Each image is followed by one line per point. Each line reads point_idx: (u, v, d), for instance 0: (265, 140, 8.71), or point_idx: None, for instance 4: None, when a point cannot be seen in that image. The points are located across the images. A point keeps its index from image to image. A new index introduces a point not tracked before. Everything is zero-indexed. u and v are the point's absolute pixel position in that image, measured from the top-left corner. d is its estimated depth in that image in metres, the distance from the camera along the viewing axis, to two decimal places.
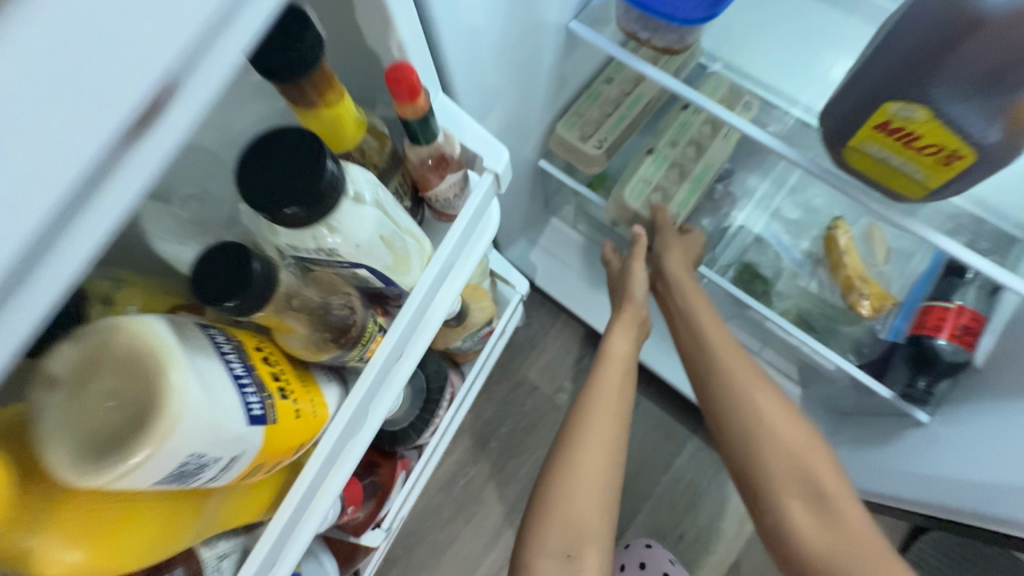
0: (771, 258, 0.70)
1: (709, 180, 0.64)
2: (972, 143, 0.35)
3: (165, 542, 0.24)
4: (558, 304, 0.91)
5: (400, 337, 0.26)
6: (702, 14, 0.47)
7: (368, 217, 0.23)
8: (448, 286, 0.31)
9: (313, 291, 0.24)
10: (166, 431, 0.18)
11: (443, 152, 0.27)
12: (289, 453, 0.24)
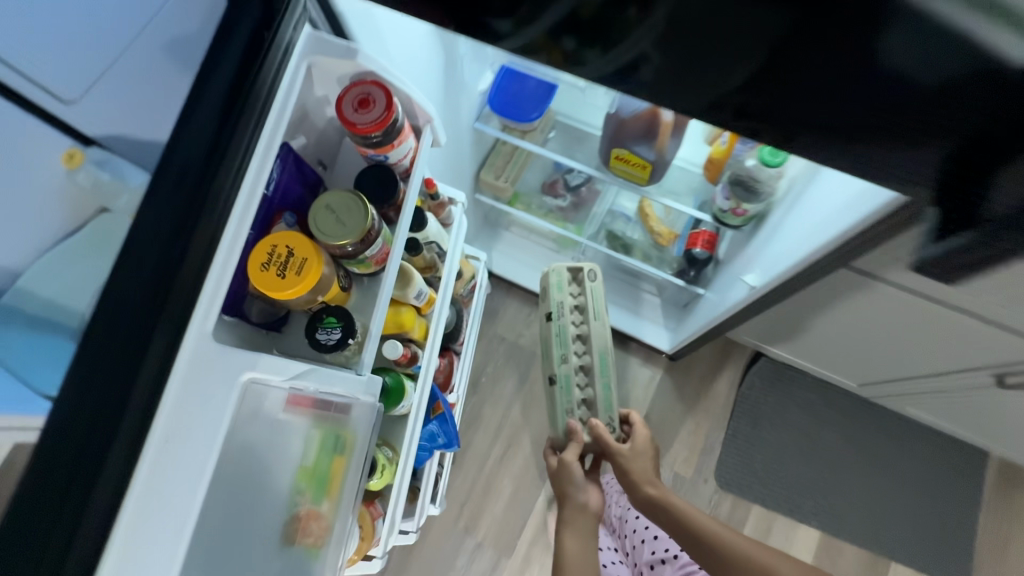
0: (620, 224, 1.21)
1: (610, 356, 1.09)
2: (647, 159, 0.86)
3: (414, 325, 0.69)
4: (507, 282, 1.41)
5: (449, 266, 0.76)
6: (535, 114, 0.95)
7: (434, 227, 0.71)
8: (456, 250, 0.79)
9: (427, 254, 0.70)
10: (414, 278, 0.65)
11: (443, 202, 0.74)
12: (430, 307, 0.72)
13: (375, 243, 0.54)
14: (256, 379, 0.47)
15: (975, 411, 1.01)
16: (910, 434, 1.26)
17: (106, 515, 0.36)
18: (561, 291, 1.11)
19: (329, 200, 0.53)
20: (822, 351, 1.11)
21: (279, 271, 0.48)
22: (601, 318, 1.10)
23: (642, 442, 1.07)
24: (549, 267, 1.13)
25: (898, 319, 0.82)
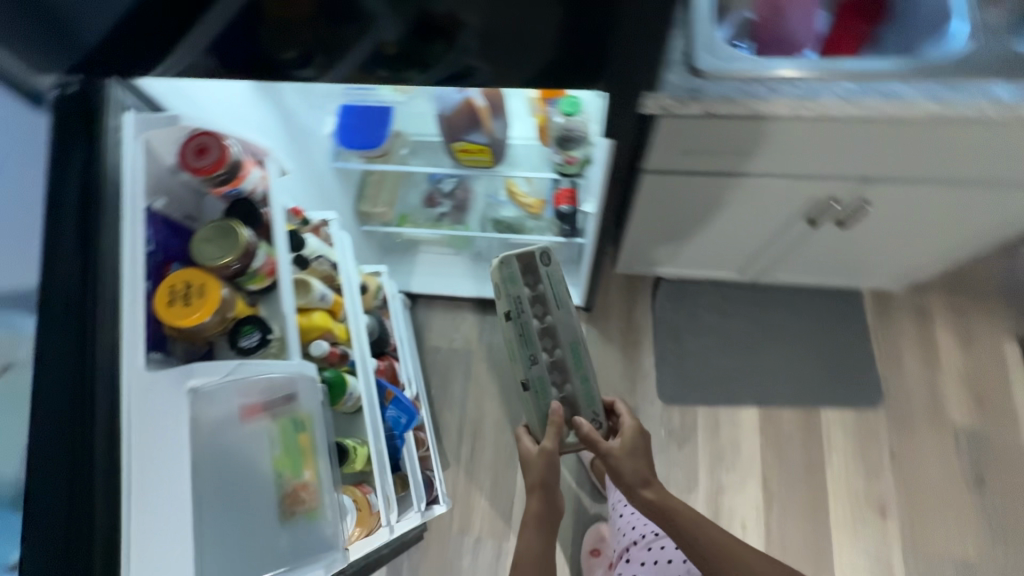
0: (498, 209, 1.35)
1: (583, 347, 1.05)
2: (483, 144, 1.00)
3: (332, 325, 0.83)
4: (425, 297, 1.54)
5: (347, 270, 0.89)
6: (380, 139, 1.06)
7: (315, 244, 0.85)
8: (348, 257, 0.90)
9: (321, 267, 0.85)
10: (311, 283, 0.80)
11: (318, 225, 0.89)
12: (343, 309, 0.86)
13: (259, 255, 0.66)
14: (197, 388, 0.58)
15: (828, 257, 1.20)
16: (801, 300, 1.45)
17: (108, 534, 0.51)
18: (516, 287, 1.03)
19: (202, 237, 0.65)
20: (702, 256, 1.27)
21: (183, 300, 0.61)
22: (565, 306, 1.04)
23: (635, 438, 1.03)
24: (492, 263, 1.03)
25: (724, 202, 0.99)
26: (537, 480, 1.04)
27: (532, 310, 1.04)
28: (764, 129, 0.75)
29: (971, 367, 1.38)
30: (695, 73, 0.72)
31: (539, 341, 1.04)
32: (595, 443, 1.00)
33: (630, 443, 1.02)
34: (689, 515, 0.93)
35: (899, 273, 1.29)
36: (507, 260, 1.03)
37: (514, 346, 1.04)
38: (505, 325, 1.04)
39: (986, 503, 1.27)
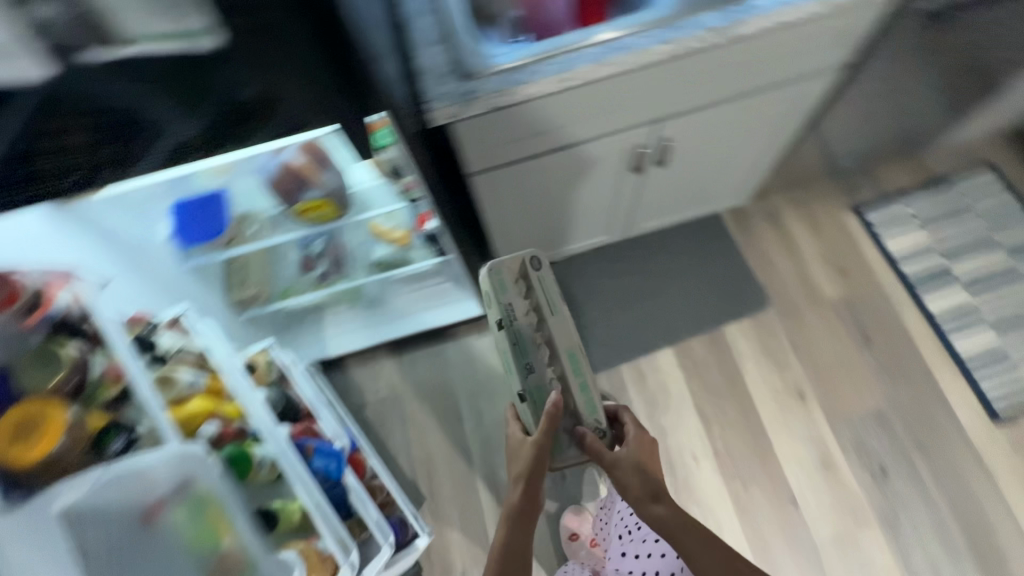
0: (371, 252, 1.37)
1: (581, 354, 0.89)
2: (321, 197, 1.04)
3: (215, 404, 0.86)
4: (337, 360, 1.55)
5: (218, 348, 0.89)
6: (220, 227, 1.05)
7: (170, 338, 0.86)
8: (216, 341, 0.90)
9: (186, 355, 0.87)
10: (173, 375, 0.84)
11: (172, 318, 0.88)
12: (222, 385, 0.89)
13: (98, 364, 0.72)
14: (69, 506, 0.58)
15: (674, 195, 1.32)
16: (673, 238, 1.59)
17: None
18: (506, 295, 0.91)
19: (29, 373, 0.69)
20: (571, 230, 1.35)
21: (25, 435, 0.63)
22: (560, 312, 0.90)
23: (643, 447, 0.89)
24: (478, 271, 0.91)
25: (558, 177, 1.07)
26: (523, 483, 0.86)
27: (524, 317, 0.90)
28: (550, 105, 0.83)
29: (826, 247, 1.56)
30: (467, 78, 0.79)
31: (535, 350, 0.91)
32: (594, 450, 0.86)
33: (637, 455, 0.87)
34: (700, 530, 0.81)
35: (739, 188, 1.44)
36: (495, 268, 0.90)
37: (509, 357, 0.91)
38: (500, 335, 0.91)
39: (874, 356, 1.43)
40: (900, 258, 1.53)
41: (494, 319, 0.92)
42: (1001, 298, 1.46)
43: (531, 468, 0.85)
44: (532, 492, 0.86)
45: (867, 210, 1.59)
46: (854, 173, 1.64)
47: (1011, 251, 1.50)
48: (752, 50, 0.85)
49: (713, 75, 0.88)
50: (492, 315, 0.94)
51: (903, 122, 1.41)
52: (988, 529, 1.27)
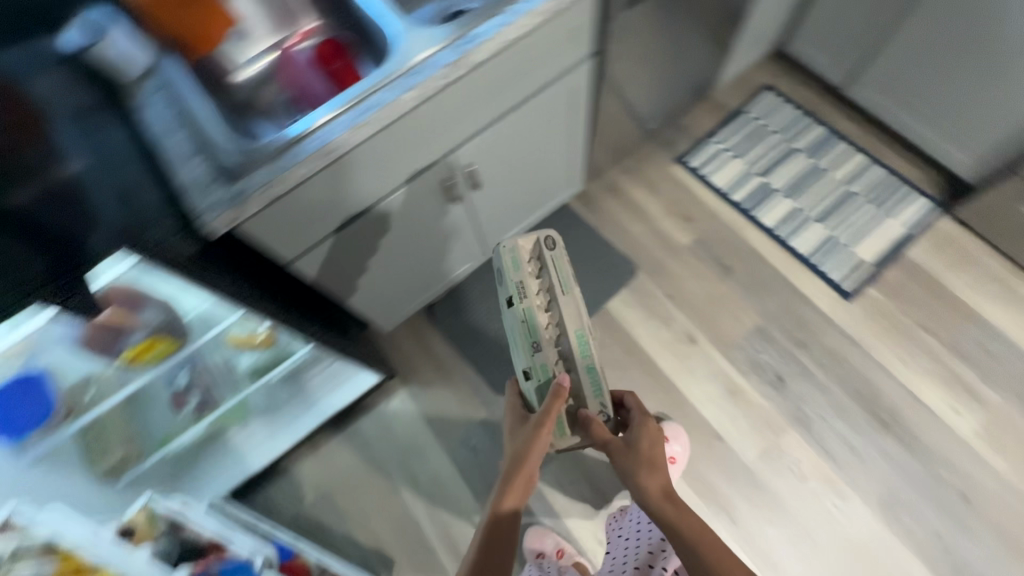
0: (244, 361, 1.27)
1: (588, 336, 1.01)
2: (149, 335, 1.01)
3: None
4: (251, 481, 1.47)
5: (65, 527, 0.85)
6: (47, 407, 0.97)
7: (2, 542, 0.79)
8: (63, 521, 0.85)
9: (28, 552, 0.81)
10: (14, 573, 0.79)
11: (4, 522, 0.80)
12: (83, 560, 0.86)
13: None
14: None
15: (509, 204, 1.39)
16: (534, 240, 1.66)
17: None
18: (518, 272, 1.02)
19: None
20: (432, 266, 1.37)
21: None
22: (570, 294, 1.03)
23: (648, 440, 1.00)
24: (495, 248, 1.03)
25: (385, 231, 1.10)
26: (524, 460, 0.89)
27: (536, 296, 1.02)
28: (328, 175, 0.86)
29: (666, 201, 1.70)
30: (233, 180, 0.78)
31: (543, 327, 1.03)
32: (599, 433, 0.99)
33: (642, 449, 0.98)
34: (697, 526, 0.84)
35: (570, 174, 1.53)
36: (511, 246, 1.02)
37: (519, 333, 1.03)
38: (512, 311, 1.03)
39: (736, 280, 1.57)
40: (728, 189, 1.69)
41: (505, 301, 1.04)
42: (815, 194, 1.65)
43: (535, 446, 0.90)
44: (532, 470, 0.90)
45: (688, 158, 1.75)
46: (666, 131, 1.80)
47: (809, 152, 1.71)
48: (491, 69, 0.93)
49: (470, 97, 0.95)
50: (504, 290, 1.05)
51: (682, 77, 1.56)
52: (874, 392, 1.42)
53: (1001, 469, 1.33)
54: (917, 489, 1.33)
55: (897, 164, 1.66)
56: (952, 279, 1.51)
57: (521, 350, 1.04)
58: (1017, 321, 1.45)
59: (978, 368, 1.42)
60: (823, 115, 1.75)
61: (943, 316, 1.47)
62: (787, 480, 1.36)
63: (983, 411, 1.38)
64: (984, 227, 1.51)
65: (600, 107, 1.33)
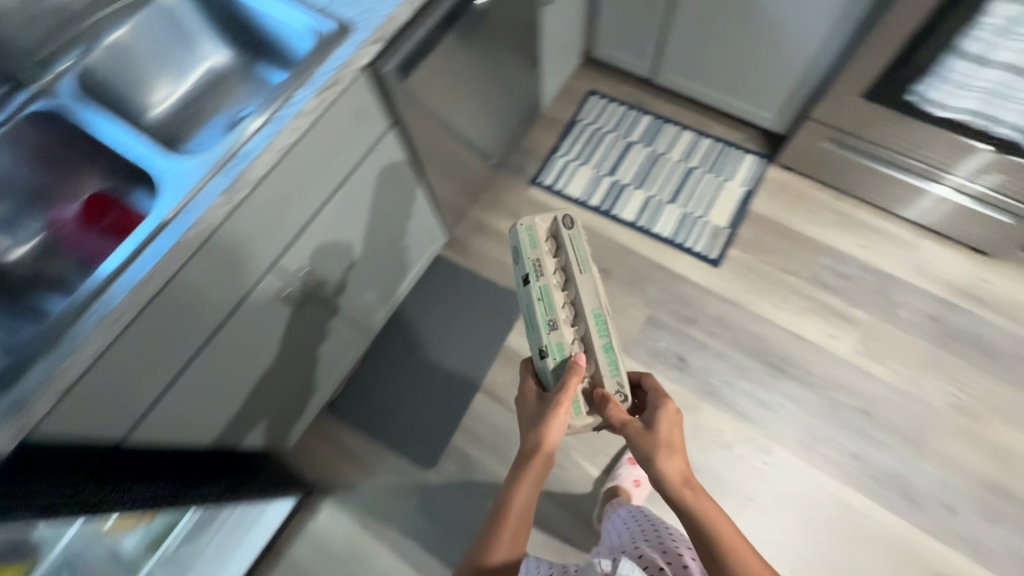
0: (129, 547, 1.09)
1: (605, 315, 1.02)
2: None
3: None
4: None
5: None
6: None
7: None
8: None
9: None
10: None
11: None
12: None
13: None
14: None
15: (366, 284, 1.35)
16: (418, 302, 1.66)
17: None
18: (535, 250, 1.03)
19: None
20: (305, 378, 1.30)
21: None
22: (588, 273, 1.04)
23: (667, 421, 0.94)
24: (513, 225, 1.04)
25: (225, 367, 1.02)
26: (540, 442, 0.90)
27: (552, 274, 1.03)
28: (132, 336, 0.79)
29: None
30: (3, 394, 0.69)
31: (559, 306, 1.03)
32: (615, 413, 0.96)
33: (661, 433, 0.92)
34: (717, 517, 0.80)
35: (427, 230, 1.53)
36: (530, 222, 1.04)
37: (535, 311, 1.02)
38: (527, 289, 1.03)
39: (616, 279, 1.63)
40: (585, 196, 1.76)
41: (519, 281, 1.05)
42: (659, 179, 1.75)
43: (551, 425, 0.92)
44: (549, 449, 0.91)
45: (542, 178, 1.80)
46: (515, 158, 1.85)
47: (645, 142, 1.82)
48: (283, 174, 0.90)
49: (274, 207, 0.92)
50: (519, 269, 1.06)
51: (506, 110, 1.61)
52: (764, 344, 1.51)
53: (886, 376, 1.45)
54: (825, 421, 1.42)
55: (721, 131, 1.79)
56: (795, 220, 1.64)
57: (534, 329, 1.03)
58: (856, 240, 1.60)
59: (840, 293, 1.55)
60: (646, 106, 1.87)
61: (798, 256, 1.60)
62: (715, 454, 1.41)
63: (855, 331, 1.50)
64: (804, 167, 1.67)
65: (427, 167, 1.33)
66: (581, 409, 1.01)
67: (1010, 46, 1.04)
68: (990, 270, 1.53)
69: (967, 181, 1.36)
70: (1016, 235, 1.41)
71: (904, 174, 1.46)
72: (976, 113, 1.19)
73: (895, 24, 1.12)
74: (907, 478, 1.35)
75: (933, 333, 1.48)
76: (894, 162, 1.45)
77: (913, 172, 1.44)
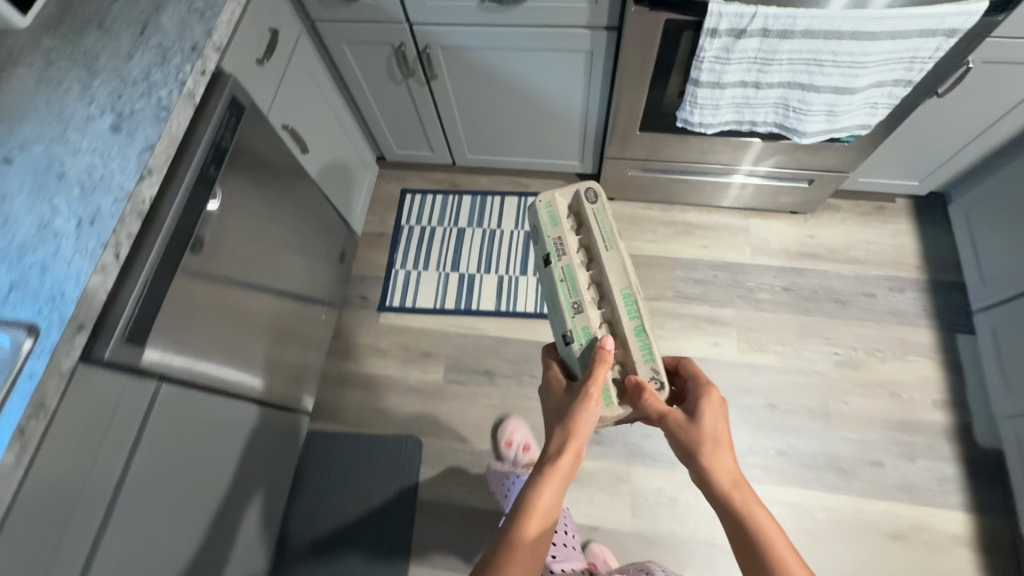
0: None
1: (634, 293, 0.91)
2: None
3: None
4: None
5: None
6: None
7: None
8: None
9: None
10: None
11: None
12: None
13: None
14: None
15: (226, 529, 1.12)
16: (310, 493, 1.45)
17: None
18: (555, 228, 0.95)
19: None
20: None
21: None
22: (615, 250, 0.93)
23: (712, 412, 0.84)
24: (531, 203, 0.96)
25: None
26: (569, 439, 0.79)
27: (574, 252, 0.95)
28: None
29: (399, 353, 1.59)
30: None
31: (584, 286, 0.94)
32: (652, 403, 0.85)
33: (705, 427, 0.82)
34: (765, 522, 0.71)
35: (277, 423, 1.32)
36: (549, 199, 0.95)
37: (557, 293, 0.94)
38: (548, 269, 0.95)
39: (502, 376, 1.54)
40: (439, 302, 1.64)
41: (540, 265, 0.97)
42: (503, 257, 1.69)
43: (582, 417, 0.82)
44: (579, 444, 0.80)
45: (389, 300, 1.66)
46: (353, 291, 1.69)
47: (474, 224, 1.75)
48: (18, 537, 0.68)
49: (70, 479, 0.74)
50: (540, 250, 0.98)
51: (318, 257, 1.45)
52: None
53: (775, 363, 1.48)
54: (745, 431, 1.41)
55: (541, 186, 1.78)
56: (640, 245, 1.65)
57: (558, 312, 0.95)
58: (697, 244, 1.65)
59: (705, 300, 1.57)
60: (462, 186, 1.81)
61: (655, 279, 1.61)
62: (665, 514, 1.35)
63: (732, 331, 1.53)
64: (625, 195, 1.69)
65: (240, 378, 1.13)
66: (612, 398, 0.90)
67: (737, 63, 1.04)
68: (811, 225, 1.64)
69: (754, 167, 1.44)
70: (817, 193, 1.53)
71: (706, 175, 1.52)
72: (737, 122, 1.20)
73: (635, 58, 1.13)
74: (832, 451, 1.37)
75: (794, 303, 1.55)
76: (694, 170, 1.50)
77: (712, 172, 1.50)
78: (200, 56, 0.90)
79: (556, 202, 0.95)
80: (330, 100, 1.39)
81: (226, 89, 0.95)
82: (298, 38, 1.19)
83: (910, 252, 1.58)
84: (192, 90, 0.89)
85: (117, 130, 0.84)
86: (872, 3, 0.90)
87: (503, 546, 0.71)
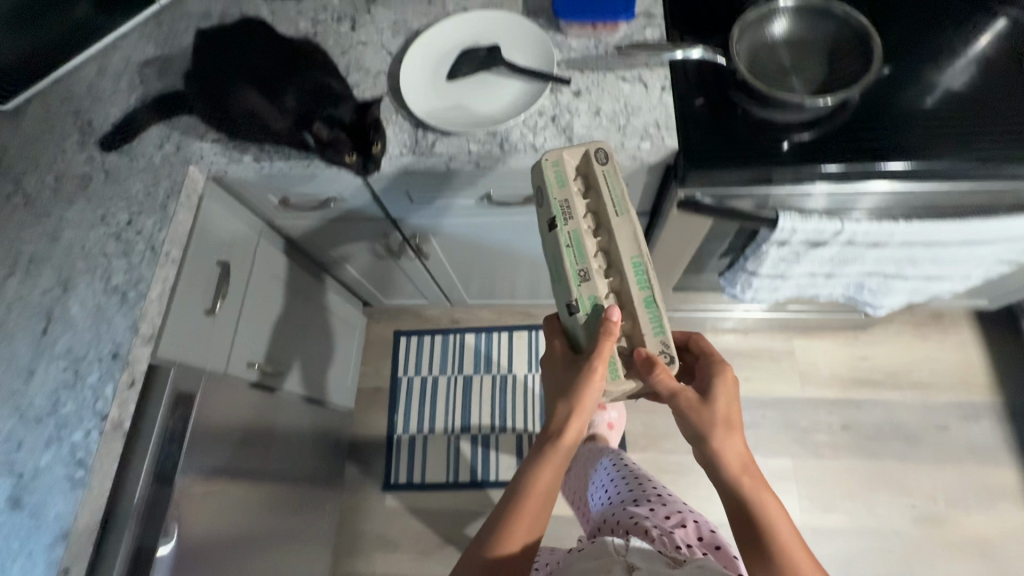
0: None
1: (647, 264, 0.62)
2: None
3: None
4: None
5: None
6: None
7: None
8: None
9: None
10: None
11: None
12: None
13: None
14: None
15: None
16: None
17: None
18: (560, 189, 0.64)
19: None
20: None
21: None
22: (627, 214, 0.64)
23: (725, 391, 0.65)
24: (533, 160, 0.66)
25: None
26: (569, 418, 0.61)
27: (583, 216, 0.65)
28: None
29: (412, 543, 1.38)
30: None
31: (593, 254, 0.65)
32: (666, 379, 0.60)
33: (717, 406, 0.63)
34: (771, 511, 0.58)
35: None
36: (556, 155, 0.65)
37: (557, 263, 0.65)
38: (551, 233, 0.65)
39: None
40: (452, 474, 1.43)
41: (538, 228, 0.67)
42: (519, 408, 1.48)
43: (586, 393, 0.60)
44: (580, 426, 0.62)
45: (394, 477, 1.44)
46: (351, 466, 1.47)
47: (476, 368, 1.54)
48: None
49: None
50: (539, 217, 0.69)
51: (312, 460, 1.23)
52: None
53: (845, 525, 1.29)
54: None
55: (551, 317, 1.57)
56: None
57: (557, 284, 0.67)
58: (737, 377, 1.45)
59: (756, 449, 1.37)
60: (463, 323, 1.59)
61: None
62: None
63: (792, 486, 1.33)
64: None
65: None
66: (617, 371, 0.62)
67: (807, 264, 0.84)
68: (862, 343, 1.45)
69: (749, 308, 1.28)
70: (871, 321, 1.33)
71: (705, 312, 1.32)
72: (801, 297, 0.98)
73: (670, 247, 0.91)
74: None
75: (857, 444, 1.36)
76: (704, 310, 1.30)
77: (713, 310, 1.31)
78: (125, 366, 0.68)
79: (560, 159, 0.65)
80: (308, 289, 1.15)
81: (168, 384, 0.73)
82: (257, 245, 0.96)
83: (978, 370, 1.40)
84: (121, 416, 0.67)
85: (17, 505, 0.62)
86: (858, 206, 0.74)
87: (489, 531, 0.59)
